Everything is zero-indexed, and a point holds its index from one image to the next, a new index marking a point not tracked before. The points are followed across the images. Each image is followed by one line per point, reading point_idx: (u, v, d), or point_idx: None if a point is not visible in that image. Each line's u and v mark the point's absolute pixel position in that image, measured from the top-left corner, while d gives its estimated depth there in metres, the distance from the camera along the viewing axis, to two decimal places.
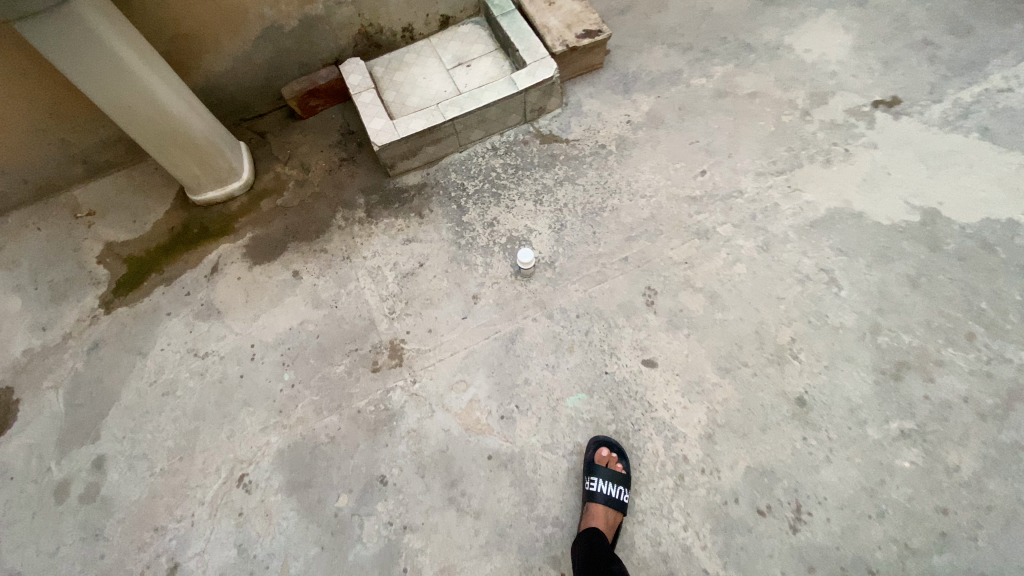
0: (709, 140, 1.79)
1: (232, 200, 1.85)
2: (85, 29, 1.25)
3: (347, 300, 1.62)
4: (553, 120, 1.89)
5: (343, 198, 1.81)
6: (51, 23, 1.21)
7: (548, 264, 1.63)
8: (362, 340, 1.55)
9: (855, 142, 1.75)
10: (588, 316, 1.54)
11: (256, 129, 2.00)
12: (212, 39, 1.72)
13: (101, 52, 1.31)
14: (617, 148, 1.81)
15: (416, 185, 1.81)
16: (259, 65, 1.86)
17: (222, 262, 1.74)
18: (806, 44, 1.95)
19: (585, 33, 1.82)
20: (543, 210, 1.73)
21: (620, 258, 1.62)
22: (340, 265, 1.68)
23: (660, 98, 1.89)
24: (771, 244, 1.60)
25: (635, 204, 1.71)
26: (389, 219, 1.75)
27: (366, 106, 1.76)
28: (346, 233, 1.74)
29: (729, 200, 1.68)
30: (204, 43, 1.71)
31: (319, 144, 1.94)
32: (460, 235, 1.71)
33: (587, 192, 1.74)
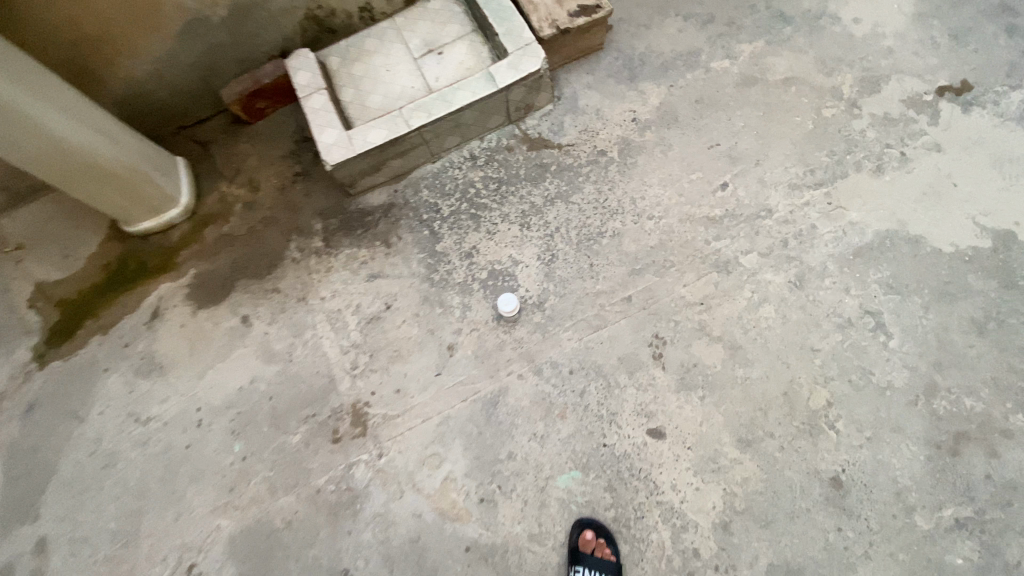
0: (732, 143, 1.47)
1: (172, 228, 1.61)
2: None
3: (303, 353, 1.40)
4: (544, 119, 1.54)
5: (297, 225, 1.55)
6: None
7: (536, 306, 1.35)
8: (321, 403, 1.34)
9: (912, 143, 1.43)
10: (583, 374, 1.28)
11: (200, 137, 1.73)
12: (122, 37, 1.42)
13: None
14: (620, 155, 1.48)
15: (381, 206, 1.53)
16: (190, 64, 1.57)
17: (164, 305, 1.52)
18: (855, 12, 1.58)
19: (580, 10, 1.47)
20: (531, 236, 1.42)
21: (623, 298, 1.33)
22: (294, 309, 1.45)
23: (673, 87, 1.54)
24: (805, 279, 1.32)
25: (641, 227, 1.40)
26: (349, 251, 1.49)
27: (316, 114, 1.45)
28: (301, 269, 1.49)
29: (755, 222, 1.39)
30: (114, 42, 1.43)
31: (270, 157, 1.67)
32: (433, 268, 1.43)
33: (584, 213, 1.42)
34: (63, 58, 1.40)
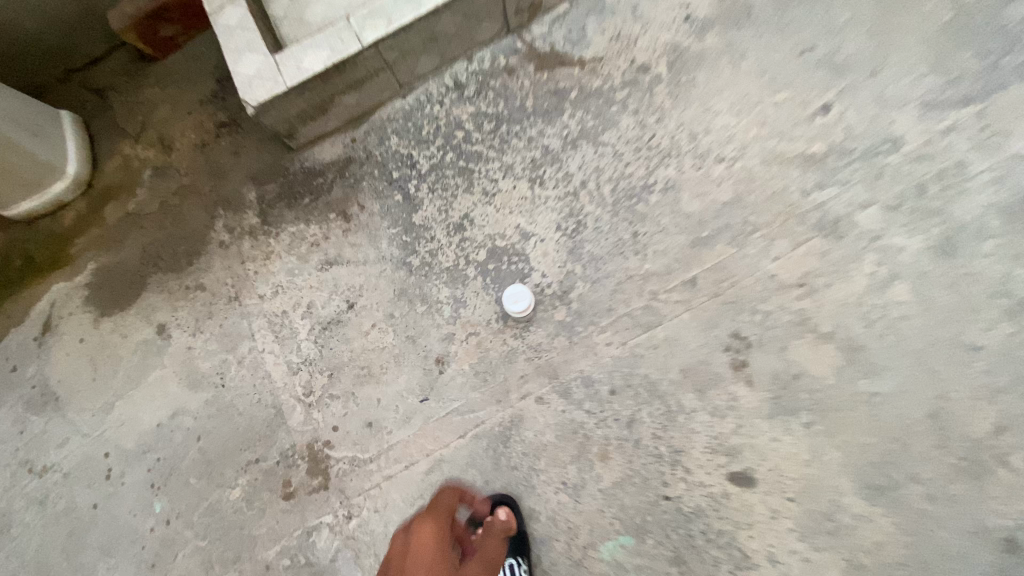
0: (835, 44, 1.00)
1: (65, 208, 1.21)
2: None
3: (239, 375, 1.02)
4: (557, 25, 1.07)
5: (223, 196, 1.13)
6: None
7: (559, 298, 0.94)
8: (266, 445, 0.97)
9: None
10: (630, 395, 0.88)
11: (95, 82, 1.29)
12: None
13: None
14: (670, 71, 1.02)
15: (335, 163, 1.10)
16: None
17: (56, 314, 1.13)
18: None
19: None
20: (546, 196, 0.99)
21: (686, 281, 0.92)
22: (224, 313, 1.06)
23: None
24: (953, 244, 0.90)
25: (706, 175, 0.96)
26: (294, 229, 1.07)
27: (229, 33, 1.00)
28: (232, 257, 1.09)
29: (875, 160, 0.95)
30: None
31: (186, 104, 1.23)
32: (410, 248, 1.02)
33: (620, 159, 0.98)
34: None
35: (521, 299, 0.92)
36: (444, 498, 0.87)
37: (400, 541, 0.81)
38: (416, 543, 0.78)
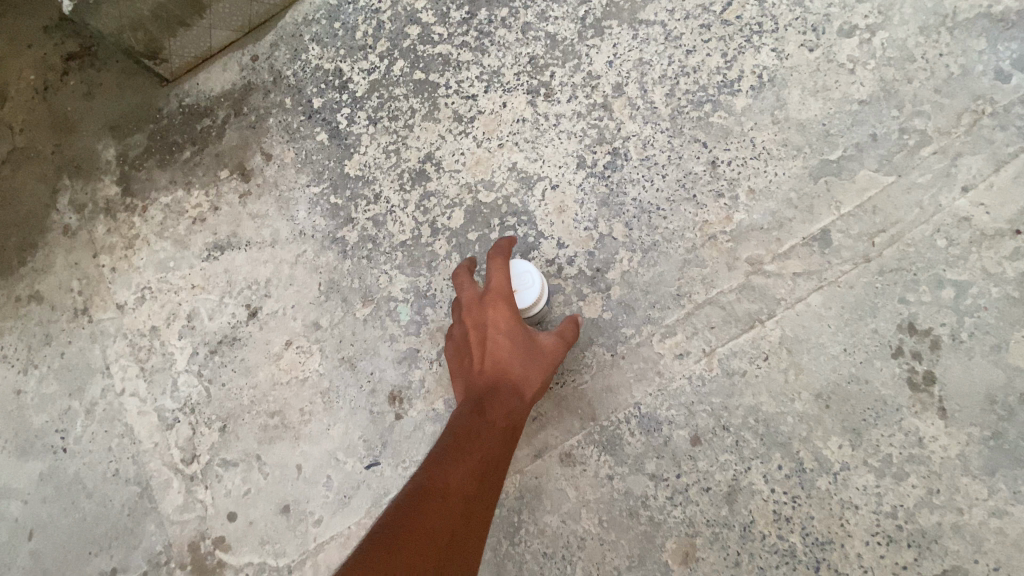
0: None
1: None
2: None
3: (88, 434, 0.64)
4: None
5: (70, 158, 0.75)
6: None
7: (590, 282, 0.56)
8: (129, 545, 0.61)
9: None
10: (727, 444, 0.50)
11: None
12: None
13: None
14: None
15: (227, 93, 0.71)
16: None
17: None
18: None
19: None
20: (558, 115, 0.60)
21: (810, 240, 0.53)
22: (67, 336, 0.68)
23: None
24: None
25: (828, 58, 0.56)
26: (169, 199, 0.69)
27: None
28: (79, 249, 0.71)
29: None
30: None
31: (24, 33, 0.84)
32: (343, 215, 0.63)
33: (678, 44, 0.59)
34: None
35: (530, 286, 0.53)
36: (499, 262, 0.51)
37: (465, 327, 0.50)
38: (494, 324, 0.49)
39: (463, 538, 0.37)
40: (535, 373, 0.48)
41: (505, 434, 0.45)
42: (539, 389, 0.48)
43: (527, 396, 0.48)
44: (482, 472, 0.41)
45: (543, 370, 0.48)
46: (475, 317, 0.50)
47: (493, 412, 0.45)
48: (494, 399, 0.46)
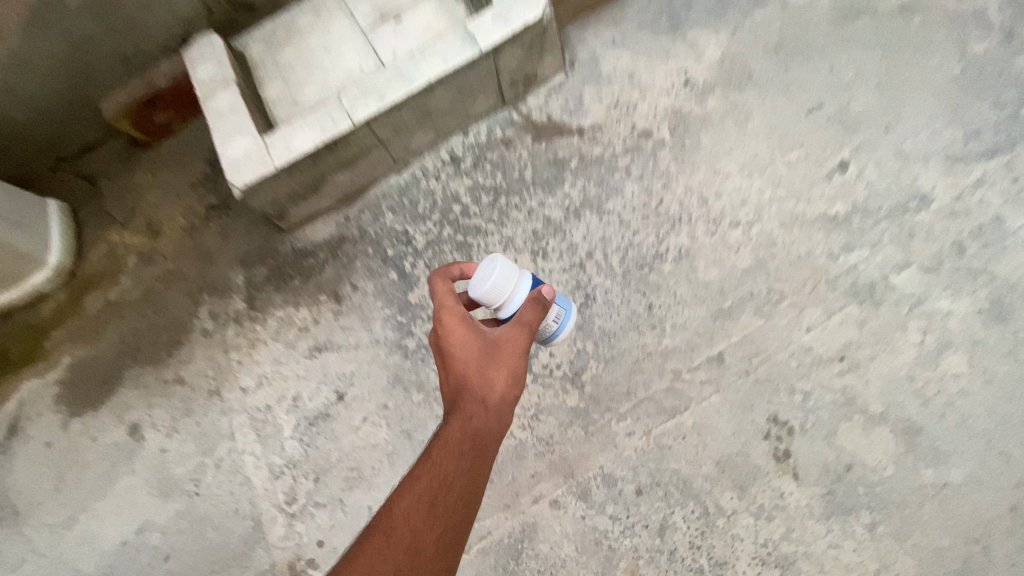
0: (843, 103, 0.97)
1: (42, 300, 1.14)
2: None
3: (215, 482, 0.91)
4: (553, 96, 1.06)
5: (210, 281, 1.07)
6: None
7: (569, 381, 0.85)
8: (245, 564, 0.87)
9: None
10: (659, 495, 0.78)
11: (87, 170, 1.27)
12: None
13: None
14: (673, 136, 0.99)
15: (327, 242, 1.05)
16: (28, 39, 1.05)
17: (24, 417, 1.04)
18: None
19: None
20: (551, 268, 0.93)
21: (711, 359, 0.83)
22: (203, 410, 0.97)
23: (741, 30, 1.05)
24: (1005, 307, 0.81)
25: (722, 240, 0.89)
26: (283, 314, 1.01)
27: (219, 117, 1.02)
28: (215, 347, 1.01)
29: (906, 219, 0.87)
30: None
31: (179, 189, 1.20)
32: (406, 330, 0.94)
33: (627, 228, 0.93)
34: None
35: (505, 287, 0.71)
36: (437, 288, 0.70)
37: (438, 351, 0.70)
38: (452, 347, 0.67)
39: (415, 544, 0.57)
40: (488, 378, 0.66)
41: (466, 438, 0.63)
42: (493, 391, 0.65)
43: (486, 398, 0.65)
44: (439, 484, 0.60)
45: (494, 375, 0.66)
46: (439, 342, 0.69)
47: (453, 427, 0.63)
48: (451, 419, 0.64)
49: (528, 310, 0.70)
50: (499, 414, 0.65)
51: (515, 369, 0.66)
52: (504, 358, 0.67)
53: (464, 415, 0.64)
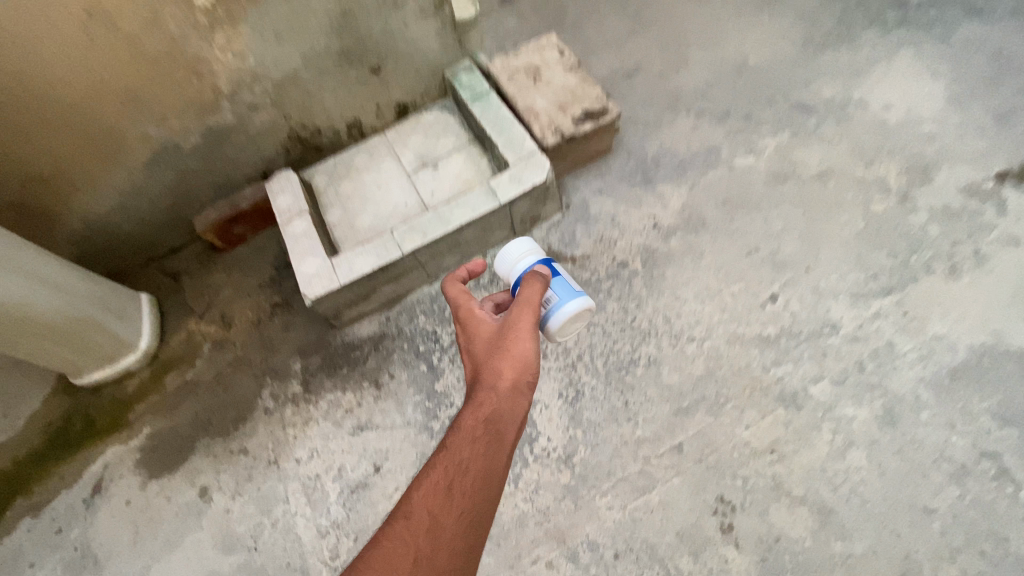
0: (774, 247, 1.27)
1: (128, 376, 1.38)
2: None
3: (272, 539, 1.13)
4: (553, 230, 1.38)
5: (273, 366, 1.33)
6: None
7: (562, 462, 1.10)
8: None
9: (985, 237, 1.23)
10: (632, 558, 1.01)
11: (171, 268, 1.55)
12: (76, 152, 1.24)
13: None
14: (645, 267, 1.28)
15: (371, 337, 1.32)
16: (152, 173, 1.36)
17: (107, 477, 1.25)
18: (884, 96, 1.46)
19: (585, 115, 1.36)
20: (549, 367, 1.19)
21: (672, 447, 1.08)
22: (263, 477, 1.19)
23: (696, 187, 1.39)
24: (896, 414, 1.06)
25: (681, 352, 1.17)
26: (333, 396, 1.26)
27: (296, 240, 1.31)
28: (275, 423, 1.25)
29: (820, 341, 1.14)
30: (75, 155, 1.24)
31: (248, 287, 1.48)
32: (432, 414, 1.20)
33: (609, 338, 1.20)
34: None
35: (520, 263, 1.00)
36: (452, 294, 0.91)
37: (463, 354, 0.87)
38: (471, 346, 0.85)
39: (432, 520, 0.66)
40: (494, 369, 0.79)
41: (478, 423, 0.75)
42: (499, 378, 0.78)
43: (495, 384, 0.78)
44: (454, 466, 0.71)
45: (499, 365, 0.79)
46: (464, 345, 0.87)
47: (467, 416, 0.76)
48: (464, 413, 0.76)
49: (525, 304, 0.85)
50: (508, 400, 0.77)
51: (522, 357, 0.79)
52: (507, 351, 0.80)
53: (476, 407, 0.76)
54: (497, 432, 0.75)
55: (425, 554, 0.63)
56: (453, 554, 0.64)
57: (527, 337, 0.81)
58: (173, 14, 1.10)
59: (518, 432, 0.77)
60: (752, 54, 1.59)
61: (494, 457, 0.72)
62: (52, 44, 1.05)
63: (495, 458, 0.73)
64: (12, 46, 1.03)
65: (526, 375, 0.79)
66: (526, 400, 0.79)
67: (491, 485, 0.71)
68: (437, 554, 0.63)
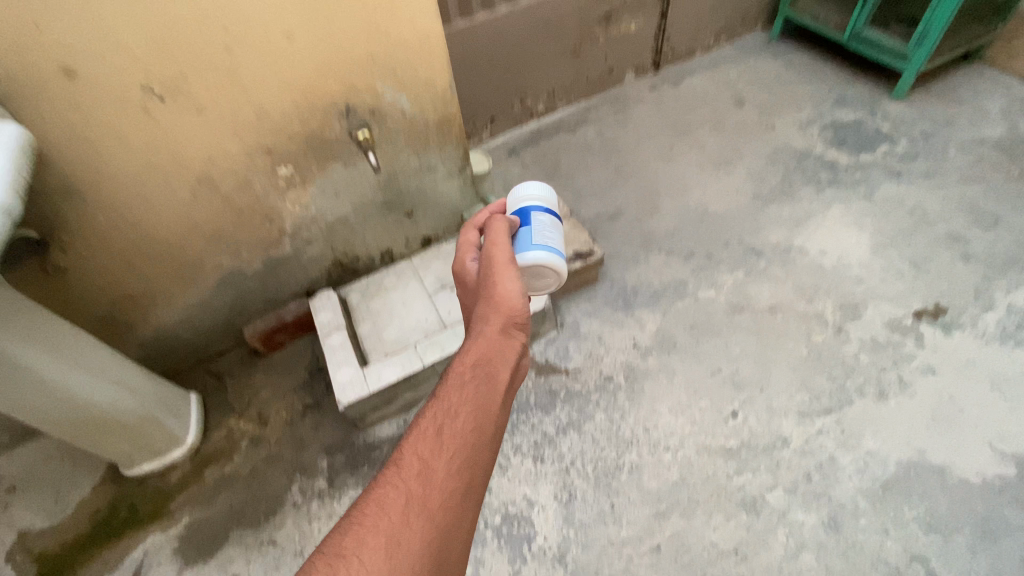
0: (734, 369, 1.52)
1: (171, 468, 1.55)
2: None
3: None
4: (549, 344, 1.63)
5: (301, 463, 1.52)
6: None
7: (556, 559, 1.26)
8: None
9: (907, 366, 1.49)
10: None
11: (217, 370, 1.78)
12: (161, 280, 1.51)
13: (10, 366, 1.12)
14: (627, 382, 1.52)
15: (390, 440, 1.54)
16: (218, 292, 1.63)
17: (147, 564, 1.39)
18: (820, 244, 1.79)
19: (576, 254, 1.67)
20: (545, 471, 1.39)
21: (652, 547, 1.25)
22: (290, 567, 1.35)
23: (668, 314, 1.67)
24: (839, 520, 1.26)
25: (658, 460, 1.37)
26: (354, 493, 1.45)
27: (333, 351, 1.56)
28: (302, 516, 1.43)
29: (774, 454, 1.36)
30: (160, 280, 1.51)
31: (283, 389, 1.70)
32: None
33: (598, 445, 1.41)
34: (98, 294, 1.44)
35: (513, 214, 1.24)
36: (460, 241, 1.08)
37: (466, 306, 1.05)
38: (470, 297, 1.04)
39: (425, 458, 0.76)
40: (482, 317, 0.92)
41: (467, 369, 0.87)
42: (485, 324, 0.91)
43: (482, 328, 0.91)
44: (443, 411, 0.82)
45: (485, 311, 0.92)
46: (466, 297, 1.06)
47: (459, 365, 0.89)
48: (455, 364, 0.89)
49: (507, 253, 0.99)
50: (494, 348, 0.90)
51: (505, 304, 0.93)
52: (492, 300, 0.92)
53: (463, 360, 0.89)
54: (485, 375, 0.87)
55: (423, 489, 0.73)
56: (450, 485, 0.74)
57: (511, 280, 0.94)
58: (260, 181, 1.43)
59: (506, 372, 0.90)
60: (711, 204, 1.95)
61: (480, 399, 0.84)
62: (165, 202, 1.36)
63: (482, 399, 0.84)
64: (134, 205, 1.32)
65: (511, 320, 0.92)
66: (511, 344, 0.92)
67: (482, 424, 0.82)
68: (435, 487, 0.73)
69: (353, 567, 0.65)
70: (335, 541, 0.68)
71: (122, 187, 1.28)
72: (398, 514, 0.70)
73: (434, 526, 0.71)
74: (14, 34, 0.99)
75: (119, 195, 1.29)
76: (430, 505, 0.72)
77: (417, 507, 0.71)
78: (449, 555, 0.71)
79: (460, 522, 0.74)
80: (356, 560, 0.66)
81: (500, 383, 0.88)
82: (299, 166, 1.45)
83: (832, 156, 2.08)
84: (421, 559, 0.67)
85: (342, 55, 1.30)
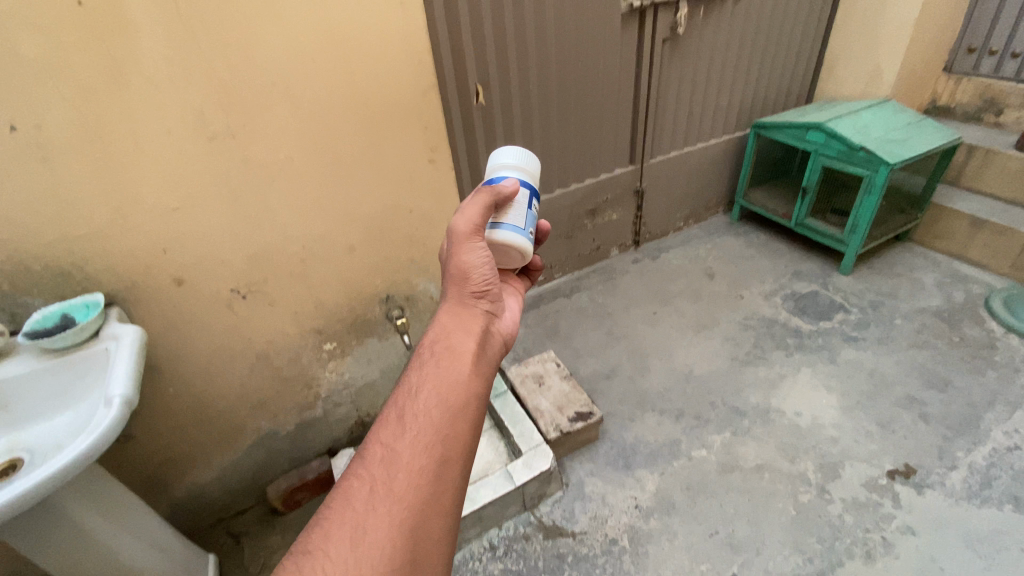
0: (730, 530, 1.63)
1: None
2: (61, 516, 1.20)
3: None
4: (555, 505, 1.75)
5: None
6: (34, 522, 1.15)
7: None
8: None
9: (888, 525, 1.60)
10: None
11: (235, 529, 1.85)
12: (204, 445, 1.67)
13: (75, 534, 1.23)
14: (630, 544, 1.62)
15: None
16: (251, 452, 1.78)
17: None
18: (795, 405, 2.01)
19: (577, 415, 1.86)
20: None
21: None
22: None
23: (665, 473, 1.81)
24: None
25: None
26: None
27: None
28: None
29: None
30: (204, 444, 1.66)
31: None
32: None
33: None
34: (147, 462, 1.59)
35: (531, 156, 1.19)
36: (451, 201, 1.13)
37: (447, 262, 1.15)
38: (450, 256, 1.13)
39: (386, 445, 0.86)
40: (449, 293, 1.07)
41: (429, 349, 1.00)
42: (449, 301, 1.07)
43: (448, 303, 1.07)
44: (403, 400, 0.92)
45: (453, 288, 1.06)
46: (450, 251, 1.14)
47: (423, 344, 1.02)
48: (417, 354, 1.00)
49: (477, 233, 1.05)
50: (452, 322, 1.03)
51: (467, 278, 1.05)
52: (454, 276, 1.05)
53: (423, 349, 1.01)
54: (445, 352, 0.99)
55: (387, 473, 0.82)
56: (417, 462, 0.83)
57: (475, 253, 1.04)
58: (307, 356, 1.69)
59: (469, 342, 1.01)
60: (695, 366, 2.21)
61: (440, 375, 0.94)
62: (226, 378, 1.58)
63: (443, 375, 0.94)
64: (199, 382, 1.54)
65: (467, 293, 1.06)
66: (472, 314, 1.06)
67: (443, 399, 0.91)
68: (399, 469, 0.82)
69: (322, 556, 0.74)
70: (307, 539, 0.77)
71: (194, 370, 1.51)
72: (364, 499, 0.79)
73: (400, 501, 0.79)
74: (147, 260, 1.30)
75: (190, 375, 1.51)
76: (397, 483, 0.81)
77: (383, 491, 0.80)
78: (427, 526, 0.79)
79: (433, 492, 0.81)
80: (325, 551, 0.74)
81: (461, 354, 0.98)
82: (341, 342, 1.73)
83: (795, 323, 2.39)
84: (395, 533, 0.76)
85: (389, 260, 1.66)
